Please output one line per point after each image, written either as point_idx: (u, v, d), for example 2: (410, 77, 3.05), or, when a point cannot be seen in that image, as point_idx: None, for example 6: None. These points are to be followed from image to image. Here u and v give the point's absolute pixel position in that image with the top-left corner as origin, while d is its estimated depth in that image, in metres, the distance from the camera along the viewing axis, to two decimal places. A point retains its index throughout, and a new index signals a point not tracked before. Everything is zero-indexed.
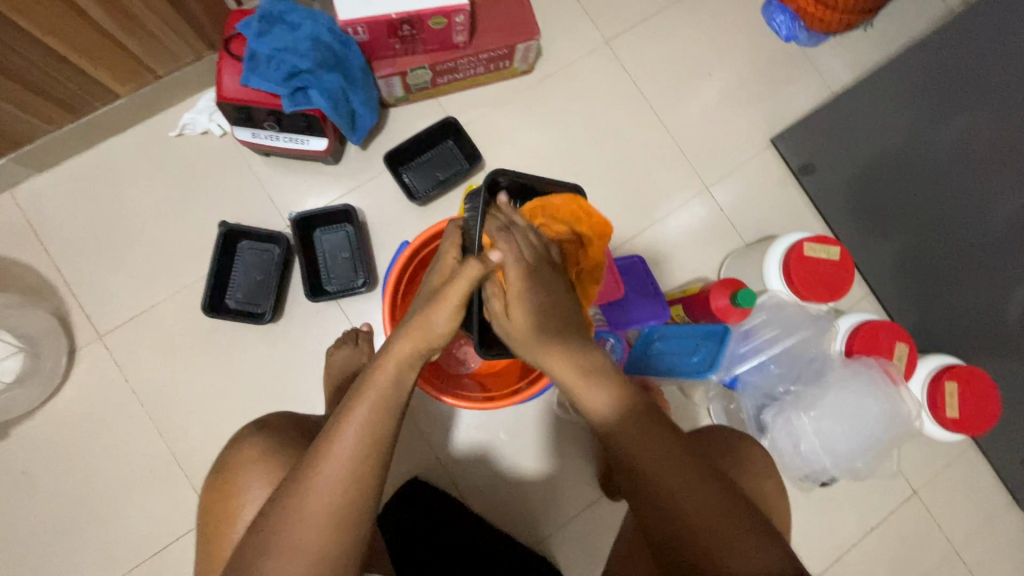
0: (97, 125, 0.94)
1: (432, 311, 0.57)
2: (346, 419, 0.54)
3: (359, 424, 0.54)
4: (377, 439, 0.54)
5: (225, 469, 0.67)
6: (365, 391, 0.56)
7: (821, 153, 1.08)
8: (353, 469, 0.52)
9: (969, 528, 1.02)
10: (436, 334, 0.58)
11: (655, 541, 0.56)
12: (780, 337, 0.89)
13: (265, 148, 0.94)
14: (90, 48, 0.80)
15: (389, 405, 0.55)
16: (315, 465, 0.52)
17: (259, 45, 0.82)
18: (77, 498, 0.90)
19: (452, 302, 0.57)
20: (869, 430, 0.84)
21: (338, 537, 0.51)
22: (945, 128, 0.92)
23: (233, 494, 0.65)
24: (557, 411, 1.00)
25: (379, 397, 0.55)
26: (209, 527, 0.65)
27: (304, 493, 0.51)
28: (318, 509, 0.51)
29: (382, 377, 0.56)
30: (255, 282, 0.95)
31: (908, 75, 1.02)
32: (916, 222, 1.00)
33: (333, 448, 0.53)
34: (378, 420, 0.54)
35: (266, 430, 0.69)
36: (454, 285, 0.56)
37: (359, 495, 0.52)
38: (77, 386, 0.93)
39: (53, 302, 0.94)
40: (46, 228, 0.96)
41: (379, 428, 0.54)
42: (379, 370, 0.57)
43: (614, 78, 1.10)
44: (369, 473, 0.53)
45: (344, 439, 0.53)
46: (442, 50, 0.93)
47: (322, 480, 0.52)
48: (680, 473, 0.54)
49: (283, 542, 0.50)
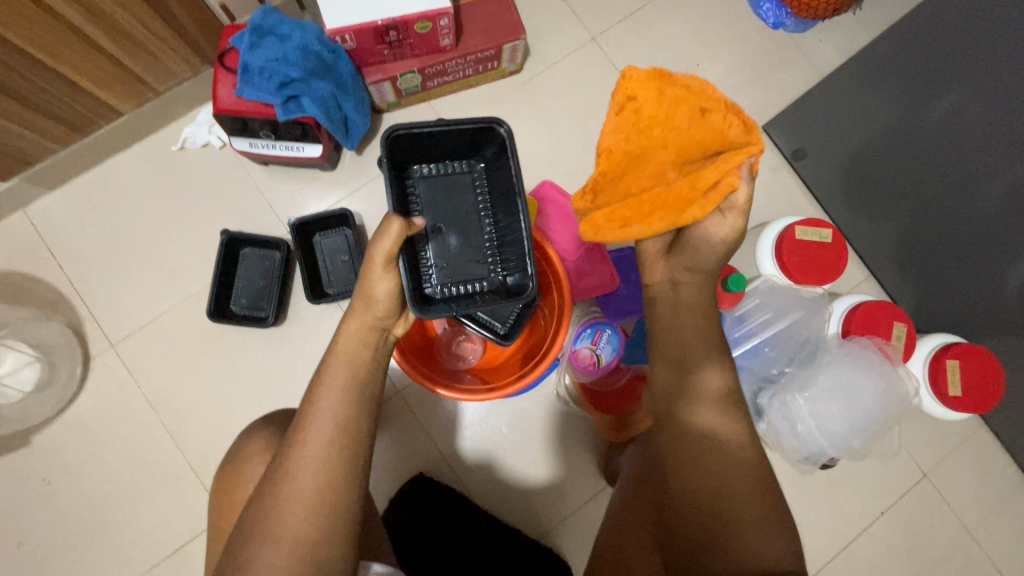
0: (102, 142, 0.98)
1: (367, 284, 0.61)
2: (315, 404, 0.57)
3: (328, 408, 0.57)
4: (345, 419, 0.56)
5: (232, 463, 0.69)
6: (330, 373, 0.59)
7: (812, 137, 1.09)
8: (325, 453, 0.55)
9: (983, 510, 1.01)
10: (378, 301, 0.62)
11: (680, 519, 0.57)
12: (773, 320, 0.90)
13: (263, 157, 0.97)
14: (91, 68, 0.84)
15: (353, 381, 0.59)
16: (291, 452, 0.55)
17: (252, 57, 0.85)
18: (95, 502, 0.94)
19: (379, 267, 0.60)
20: (864, 409, 0.83)
21: (320, 525, 0.52)
22: (931, 107, 0.90)
23: (239, 485, 0.67)
24: (557, 403, 1.01)
25: (340, 374, 0.59)
26: (218, 519, 0.67)
27: (283, 480, 0.53)
28: (296, 495, 0.53)
29: (342, 361, 0.60)
30: (258, 287, 0.98)
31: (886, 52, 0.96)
32: (910, 206, 0.98)
33: (306, 434, 0.55)
34: (345, 400, 0.57)
35: (270, 425, 0.71)
36: (373, 248, 0.59)
37: (337, 479, 0.54)
38: (91, 394, 0.96)
39: (66, 314, 0.98)
40: (57, 243, 0.99)
41: (347, 409, 0.57)
42: (339, 354, 0.60)
43: (602, 74, 1.11)
44: (342, 455, 0.55)
45: (316, 424, 0.56)
46: (430, 54, 0.95)
47: (297, 465, 0.54)
48: (708, 458, 0.57)
49: (265, 532, 0.51)
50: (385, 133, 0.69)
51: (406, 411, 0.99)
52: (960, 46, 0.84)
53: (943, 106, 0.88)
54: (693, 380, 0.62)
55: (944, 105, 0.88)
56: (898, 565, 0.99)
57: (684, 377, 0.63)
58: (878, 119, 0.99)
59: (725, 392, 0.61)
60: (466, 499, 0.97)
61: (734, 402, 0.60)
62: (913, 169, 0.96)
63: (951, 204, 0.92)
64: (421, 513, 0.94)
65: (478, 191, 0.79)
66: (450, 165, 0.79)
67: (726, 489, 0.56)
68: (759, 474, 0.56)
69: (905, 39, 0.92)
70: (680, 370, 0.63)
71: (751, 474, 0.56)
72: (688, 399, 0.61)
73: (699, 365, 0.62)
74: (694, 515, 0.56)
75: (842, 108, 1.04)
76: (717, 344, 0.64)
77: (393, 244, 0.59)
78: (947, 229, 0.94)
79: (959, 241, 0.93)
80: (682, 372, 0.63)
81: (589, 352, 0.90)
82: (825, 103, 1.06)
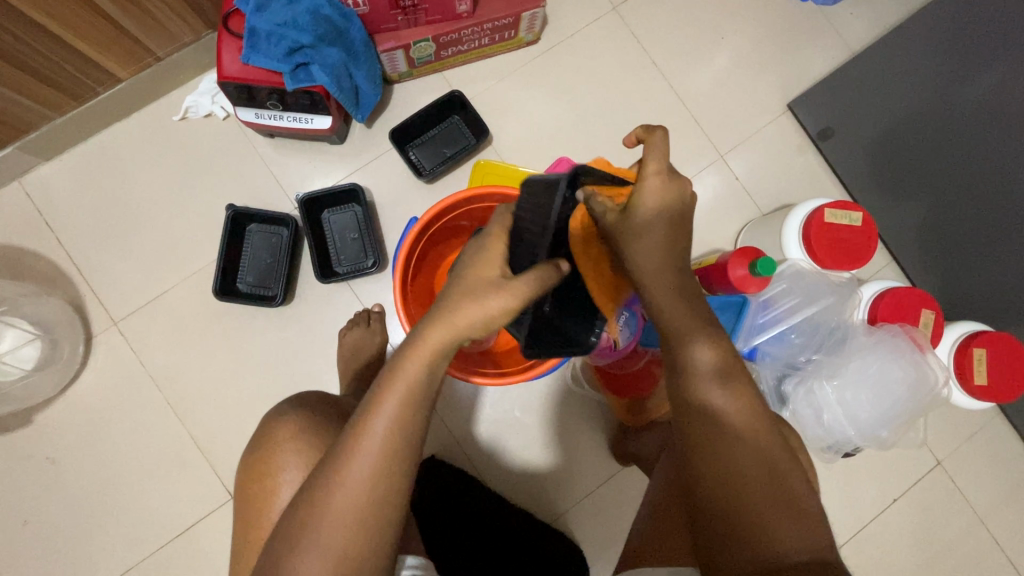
0: (101, 110, 0.94)
1: (487, 304, 0.53)
2: (376, 417, 0.51)
3: (389, 425, 0.51)
4: (409, 437, 0.52)
5: (261, 449, 0.66)
6: (396, 387, 0.52)
7: (842, 113, 1.04)
8: (384, 468, 0.51)
9: (996, 498, 1.00)
10: (484, 326, 0.53)
11: (704, 519, 0.55)
12: (801, 305, 0.87)
13: (269, 128, 0.93)
14: (90, 31, 0.79)
15: (422, 400, 0.52)
16: (341, 461, 0.51)
17: (258, 21, 0.80)
18: (101, 481, 0.92)
19: (516, 297, 0.53)
20: (894, 398, 0.82)
21: (367, 531, 0.50)
22: (968, 86, 0.86)
23: (270, 473, 0.64)
24: (571, 385, 0.99)
25: (410, 390, 0.52)
26: (247, 505, 0.65)
27: (331, 488, 0.50)
28: (348, 503, 0.50)
29: (413, 378, 0.52)
30: (265, 264, 0.94)
31: (937, 21, 0.89)
32: (940, 186, 0.94)
33: (360, 445, 0.51)
34: (408, 419, 0.52)
35: (299, 410, 0.69)
36: (526, 280, 0.53)
37: (375, 496, 0.50)
38: (94, 372, 0.93)
39: (67, 290, 0.94)
40: (55, 216, 0.96)
41: (411, 427, 0.52)
42: (412, 370, 0.52)
43: (622, 45, 1.06)
44: (399, 470, 0.51)
45: (375, 439, 0.51)
46: (445, 21, 0.90)
47: (351, 475, 0.50)
48: (719, 440, 0.55)
49: (314, 538, 0.49)
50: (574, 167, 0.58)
51: None
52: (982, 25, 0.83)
53: (983, 85, 0.84)
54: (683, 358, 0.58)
55: (984, 85, 0.84)
56: (911, 553, 0.99)
57: (676, 357, 0.59)
58: (908, 100, 0.95)
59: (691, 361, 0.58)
60: (478, 482, 0.96)
61: (732, 372, 0.57)
62: (946, 153, 0.92)
63: (986, 188, 0.88)
64: (433, 496, 0.93)
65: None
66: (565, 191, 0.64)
67: (752, 488, 0.53)
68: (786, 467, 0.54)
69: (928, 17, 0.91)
70: (670, 346, 0.60)
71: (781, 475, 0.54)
72: (683, 380, 0.58)
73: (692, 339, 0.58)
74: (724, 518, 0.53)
75: (874, 86, 1.00)
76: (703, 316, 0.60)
77: (542, 284, 0.54)
78: (978, 219, 0.90)
79: (987, 231, 0.90)
80: (677, 351, 0.59)
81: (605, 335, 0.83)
82: (855, 80, 1.02)
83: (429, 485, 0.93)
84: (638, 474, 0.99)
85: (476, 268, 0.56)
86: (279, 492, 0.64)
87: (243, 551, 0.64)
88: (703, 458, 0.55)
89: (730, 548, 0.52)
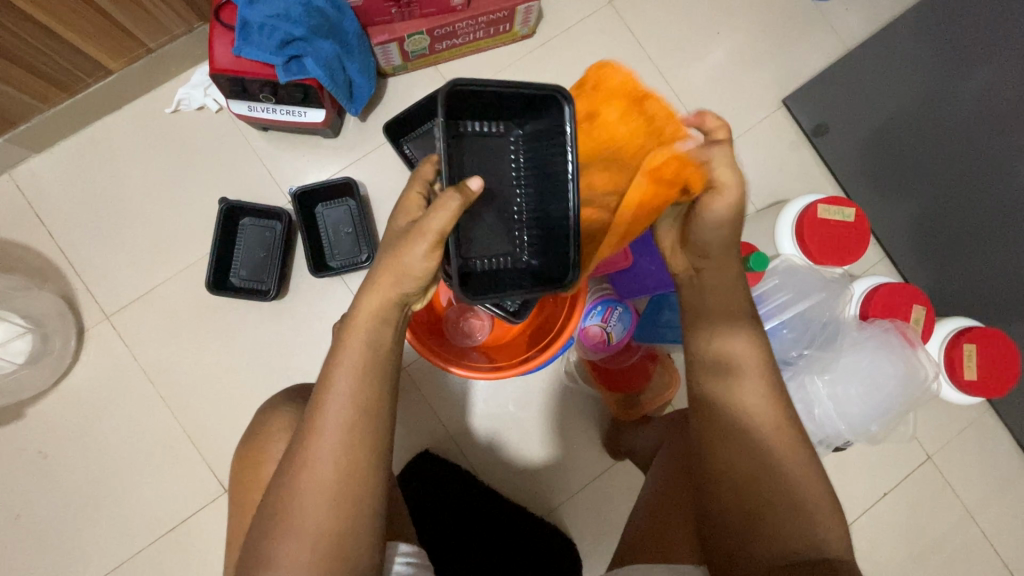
0: (91, 102, 0.93)
1: (401, 255, 0.55)
2: (332, 388, 0.53)
3: (343, 395, 0.52)
4: (363, 405, 0.53)
5: (252, 440, 0.67)
6: (343, 357, 0.54)
7: (835, 111, 1.03)
8: (347, 436, 0.51)
9: (985, 492, 1.01)
10: (411, 276, 0.55)
11: (715, 511, 0.55)
12: (793, 301, 0.86)
13: (262, 122, 0.92)
14: (79, 21, 0.78)
15: (373, 363, 0.54)
16: (304, 441, 0.52)
17: (251, 12, 0.80)
18: (93, 475, 0.92)
19: (427, 236, 0.54)
20: (884, 392, 0.83)
21: (344, 511, 0.50)
22: (961, 83, 0.88)
23: (261, 465, 0.64)
24: (565, 380, 0.99)
25: (361, 356, 0.54)
26: (238, 497, 0.66)
27: (299, 470, 0.51)
28: (315, 485, 0.50)
29: (358, 344, 0.55)
30: (258, 258, 0.94)
31: (938, 18, 0.90)
32: (936, 182, 0.94)
33: (320, 421, 0.52)
34: (359, 386, 0.53)
35: (292, 402, 0.69)
36: (429, 217, 0.53)
37: (350, 473, 0.51)
38: (87, 366, 0.93)
39: (59, 284, 0.94)
40: (45, 209, 0.95)
41: (364, 393, 0.53)
42: (354, 337, 0.55)
43: (618, 40, 1.06)
44: (359, 441, 0.52)
45: (332, 408, 0.52)
46: (440, 14, 0.89)
47: (314, 452, 0.51)
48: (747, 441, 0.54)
49: (286, 523, 0.49)
50: (445, 87, 0.57)
51: (411, 387, 0.97)
52: (980, 22, 0.85)
53: (975, 81, 0.86)
54: (716, 347, 0.58)
55: (976, 81, 0.86)
56: (900, 546, 1.00)
57: (702, 352, 0.59)
58: (901, 97, 0.96)
59: (724, 351, 0.57)
60: (472, 476, 0.96)
61: (759, 367, 0.56)
62: (940, 149, 0.92)
63: (976, 186, 0.89)
64: (426, 490, 0.93)
65: (513, 156, 0.65)
66: (472, 125, 0.64)
67: (760, 483, 0.53)
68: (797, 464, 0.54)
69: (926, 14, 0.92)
70: (700, 341, 0.59)
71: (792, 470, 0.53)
72: (714, 370, 0.57)
73: (720, 329, 0.58)
74: (734, 511, 0.53)
75: (866, 85, 1.00)
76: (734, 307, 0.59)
77: (448, 215, 0.53)
78: (970, 215, 0.91)
79: (977, 228, 0.91)
80: (701, 344, 0.59)
81: (599, 329, 0.86)
82: (847, 78, 1.02)
83: (423, 480, 0.93)
84: (632, 468, 0.99)
85: (395, 228, 0.59)
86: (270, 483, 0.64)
87: (234, 545, 0.64)
88: (723, 455, 0.55)
89: (738, 542, 0.52)
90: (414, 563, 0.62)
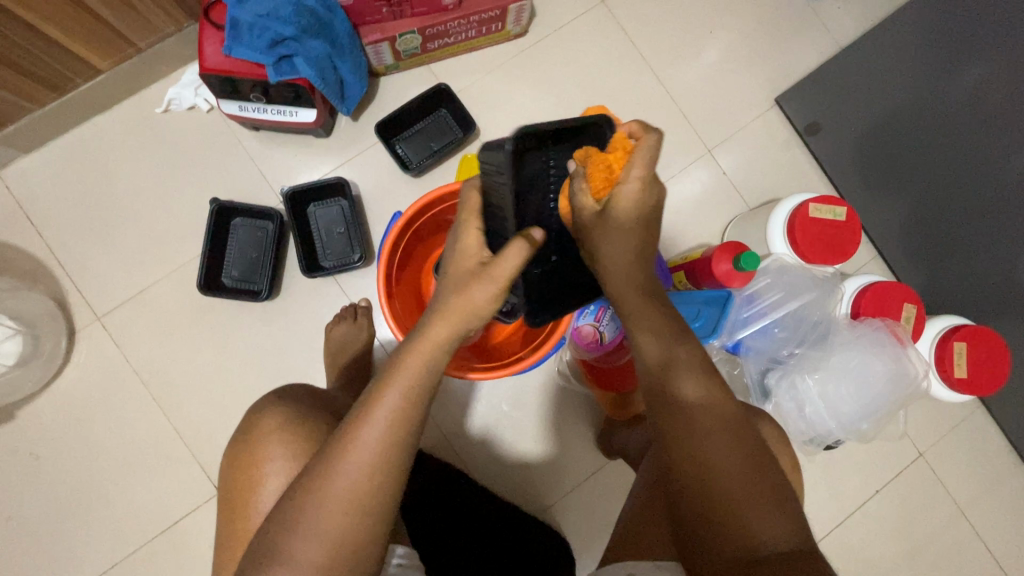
0: (81, 102, 0.92)
1: (474, 292, 0.53)
2: (377, 406, 0.52)
3: (388, 418, 0.51)
4: (405, 433, 0.52)
5: (244, 440, 0.66)
6: (395, 378, 0.53)
7: (828, 111, 1.04)
8: (380, 456, 0.51)
9: (976, 489, 1.02)
10: (478, 317, 0.54)
11: (680, 508, 0.55)
12: (784, 300, 0.88)
13: (253, 122, 0.92)
14: (68, 21, 0.78)
15: (425, 393, 0.53)
16: (337, 452, 0.51)
17: (241, 12, 0.79)
18: (85, 476, 0.91)
19: (499, 283, 0.53)
20: (875, 391, 0.83)
21: (363, 522, 0.50)
22: (955, 79, 0.87)
23: (255, 466, 0.64)
24: (558, 380, 0.99)
25: (413, 384, 0.52)
26: (230, 499, 0.65)
27: (327, 479, 0.50)
28: (340, 496, 0.49)
29: (414, 369, 0.53)
30: (250, 259, 0.94)
31: (926, 18, 0.90)
32: (923, 185, 0.95)
33: (359, 438, 0.51)
34: (405, 413, 0.52)
35: (282, 403, 0.68)
36: (501, 263, 0.53)
37: (377, 487, 0.50)
38: (78, 367, 0.93)
39: (49, 285, 0.93)
40: (36, 209, 0.94)
41: (407, 420, 0.52)
42: (412, 362, 0.53)
43: (610, 38, 1.06)
44: (394, 464, 0.51)
45: (371, 427, 0.51)
46: (431, 13, 0.89)
47: (347, 465, 0.50)
48: (689, 446, 0.54)
49: (305, 528, 0.49)
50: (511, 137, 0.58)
51: None
52: (978, 16, 0.83)
53: (969, 78, 0.85)
54: (664, 351, 0.57)
55: (969, 78, 0.85)
56: (892, 543, 1.00)
57: (654, 352, 0.58)
58: (894, 94, 0.96)
59: (670, 358, 0.57)
60: (466, 476, 0.96)
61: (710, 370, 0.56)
62: (932, 146, 0.92)
63: (964, 184, 0.90)
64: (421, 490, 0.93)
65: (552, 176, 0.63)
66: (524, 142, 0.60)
67: (726, 477, 0.52)
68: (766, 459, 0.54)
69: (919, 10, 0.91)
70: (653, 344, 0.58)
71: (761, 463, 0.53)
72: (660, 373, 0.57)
73: (667, 335, 0.57)
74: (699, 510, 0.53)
75: (859, 83, 1.01)
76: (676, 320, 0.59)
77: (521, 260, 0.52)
78: (960, 211, 0.92)
79: (966, 224, 0.91)
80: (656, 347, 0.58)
81: (591, 328, 0.86)
82: (840, 77, 1.03)
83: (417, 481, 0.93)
84: (625, 467, 0.99)
85: (456, 261, 0.57)
86: (261, 484, 0.63)
87: (226, 547, 0.64)
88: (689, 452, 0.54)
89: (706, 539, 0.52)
90: (407, 564, 0.63)
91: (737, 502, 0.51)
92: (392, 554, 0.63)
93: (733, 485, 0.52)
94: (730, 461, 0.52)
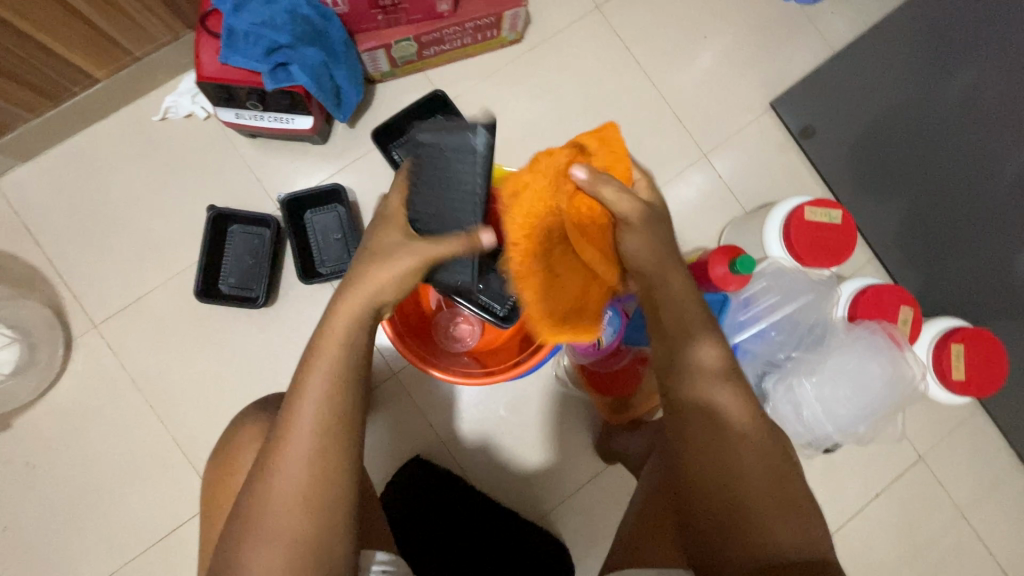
0: (77, 110, 0.93)
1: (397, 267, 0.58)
2: (304, 392, 0.52)
3: (317, 395, 0.52)
4: (339, 409, 0.52)
5: (226, 450, 0.66)
6: (319, 358, 0.53)
7: (822, 114, 1.04)
8: (320, 442, 0.51)
9: (976, 491, 1.01)
10: (387, 288, 0.57)
11: (698, 511, 0.54)
12: (781, 303, 0.89)
13: (250, 129, 0.92)
14: (64, 30, 0.78)
15: (350, 371, 0.54)
16: (281, 444, 0.51)
17: (236, 20, 0.80)
18: (81, 484, 0.91)
19: (409, 259, 0.58)
20: (871, 393, 0.83)
21: (313, 517, 0.49)
22: (948, 83, 0.92)
23: (240, 474, 0.64)
24: (555, 385, 0.99)
25: (337, 363, 0.53)
26: (214, 510, 0.64)
27: (274, 474, 0.50)
28: (286, 490, 0.49)
29: (330, 348, 0.54)
30: (247, 266, 0.94)
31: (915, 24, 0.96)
32: (922, 184, 0.97)
33: (297, 422, 0.51)
34: (338, 390, 0.53)
35: (263, 411, 0.68)
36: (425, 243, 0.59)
37: (322, 476, 0.50)
38: (74, 375, 0.93)
39: (46, 294, 0.93)
40: (34, 219, 0.95)
41: (339, 395, 0.52)
42: (328, 341, 0.54)
43: (605, 44, 1.06)
44: (337, 451, 0.51)
45: (305, 412, 0.51)
46: (426, 20, 0.90)
47: (290, 454, 0.50)
48: (716, 453, 0.54)
49: (257, 529, 0.49)
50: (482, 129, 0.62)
51: (400, 392, 0.97)
52: (951, 33, 0.91)
53: (964, 80, 0.90)
54: (687, 361, 0.57)
55: (964, 79, 0.90)
56: (891, 547, 1.00)
57: (679, 355, 0.58)
58: (887, 98, 0.99)
59: (693, 362, 0.57)
60: (463, 482, 0.95)
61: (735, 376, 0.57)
62: (928, 149, 0.95)
63: (963, 185, 0.92)
64: (417, 496, 0.93)
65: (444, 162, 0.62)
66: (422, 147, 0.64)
67: (751, 483, 0.52)
68: (789, 470, 0.55)
69: (903, 21, 0.98)
70: (678, 347, 0.58)
71: (784, 471, 0.54)
72: (686, 381, 0.56)
73: (686, 344, 0.58)
74: (723, 514, 0.52)
75: (851, 88, 1.03)
76: (697, 321, 0.59)
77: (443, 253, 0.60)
78: (959, 212, 0.94)
79: (962, 220, 0.94)
80: (680, 353, 0.58)
81: None
82: (832, 82, 1.04)
83: (414, 486, 0.93)
84: (623, 472, 0.99)
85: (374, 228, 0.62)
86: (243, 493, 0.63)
87: (205, 562, 0.63)
88: (713, 451, 0.54)
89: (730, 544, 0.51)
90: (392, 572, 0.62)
91: (763, 514, 0.51)
92: (371, 562, 0.61)
93: (757, 492, 0.52)
94: (748, 461, 0.53)
